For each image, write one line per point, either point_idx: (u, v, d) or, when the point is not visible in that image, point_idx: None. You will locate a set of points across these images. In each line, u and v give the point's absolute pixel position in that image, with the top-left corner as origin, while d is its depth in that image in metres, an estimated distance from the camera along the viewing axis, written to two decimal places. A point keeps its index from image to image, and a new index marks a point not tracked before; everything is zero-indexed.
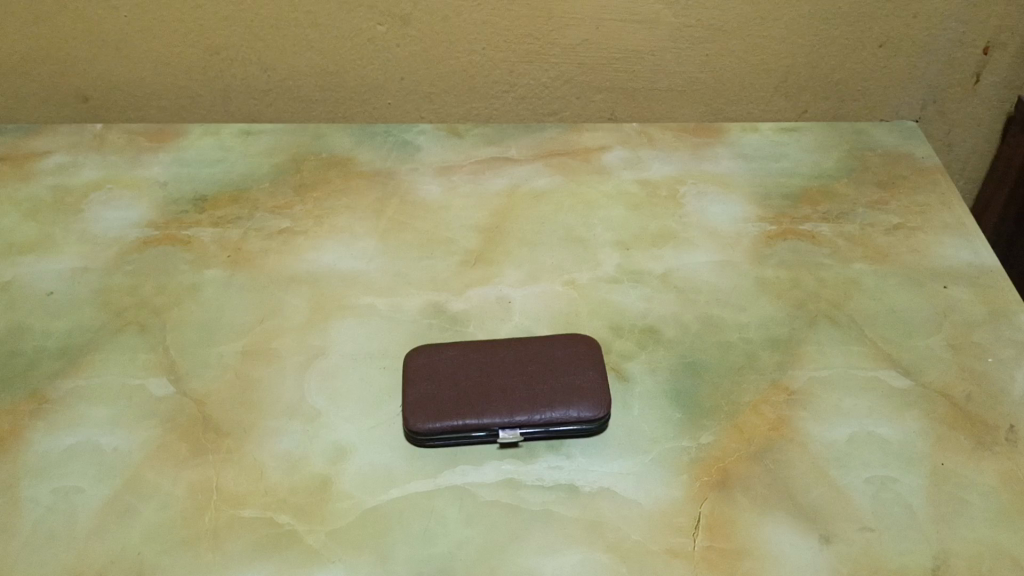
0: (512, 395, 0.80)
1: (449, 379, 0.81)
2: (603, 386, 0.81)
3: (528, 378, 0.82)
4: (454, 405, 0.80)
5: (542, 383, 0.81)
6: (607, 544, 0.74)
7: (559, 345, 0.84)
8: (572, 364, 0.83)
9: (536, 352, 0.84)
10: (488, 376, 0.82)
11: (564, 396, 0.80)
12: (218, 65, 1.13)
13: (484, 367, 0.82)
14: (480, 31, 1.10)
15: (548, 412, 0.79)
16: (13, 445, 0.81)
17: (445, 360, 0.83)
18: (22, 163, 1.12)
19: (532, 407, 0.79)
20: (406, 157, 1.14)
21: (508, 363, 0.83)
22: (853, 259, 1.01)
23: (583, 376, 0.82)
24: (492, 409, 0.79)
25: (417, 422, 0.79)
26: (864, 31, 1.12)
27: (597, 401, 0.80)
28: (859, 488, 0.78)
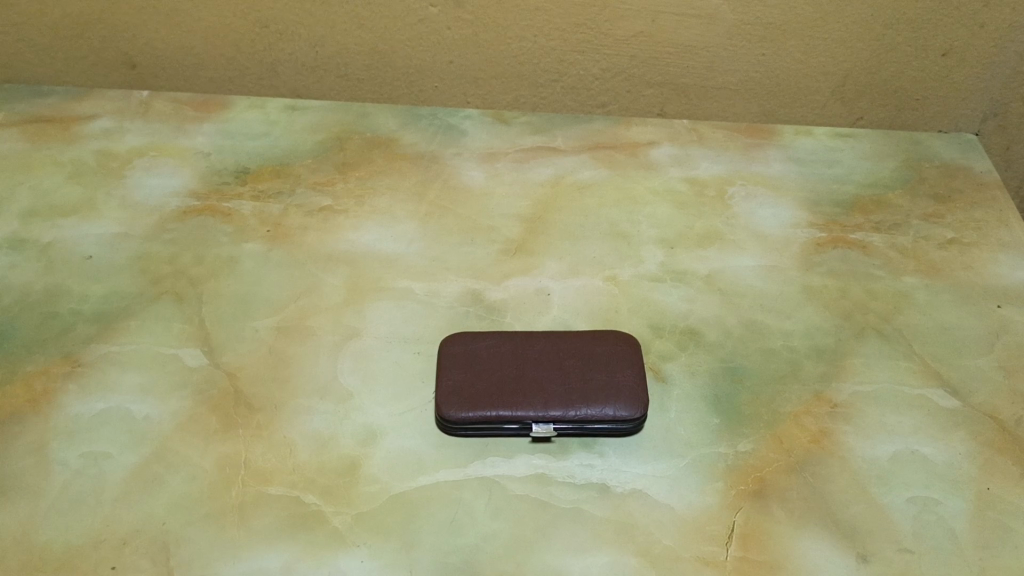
0: (547, 388, 0.79)
1: (483, 368, 0.80)
2: (641, 387, 0.79)
3: (565, 372, 0.80)
4: (487, 394, 0.78)
5: (579, 379, 0.79)
6: (637, 547, 0.72)
7: (598, 341, 0.82)
8: (611, 362, 0.81)
9: (574, 347, 0.82)
10: (524, 367, 0.80)
11: (600, 394, 0.78)
12: (267, 38, 1.12)
13: (520, 359, 0.81)
14: (533, 18, 1.08)
15: (584, 409, 0.77)
16: (44, 405, 0.81)
17: (480, 349, 0.81)
18: (69, 126, 1.13)
19: (567, 403, 0.78)
20: (451, 142, 1.13)
21: (545, 356, 0.81)
22: (905, 272, 0.98)
23: (621, 374, 0.80)
24: (526, 402, 0.78)
25: (449, 409, 0.77)
26: (928, 38, 1.09)
27: (634, 402, 0.78)
28: (901, 507, 0.76)
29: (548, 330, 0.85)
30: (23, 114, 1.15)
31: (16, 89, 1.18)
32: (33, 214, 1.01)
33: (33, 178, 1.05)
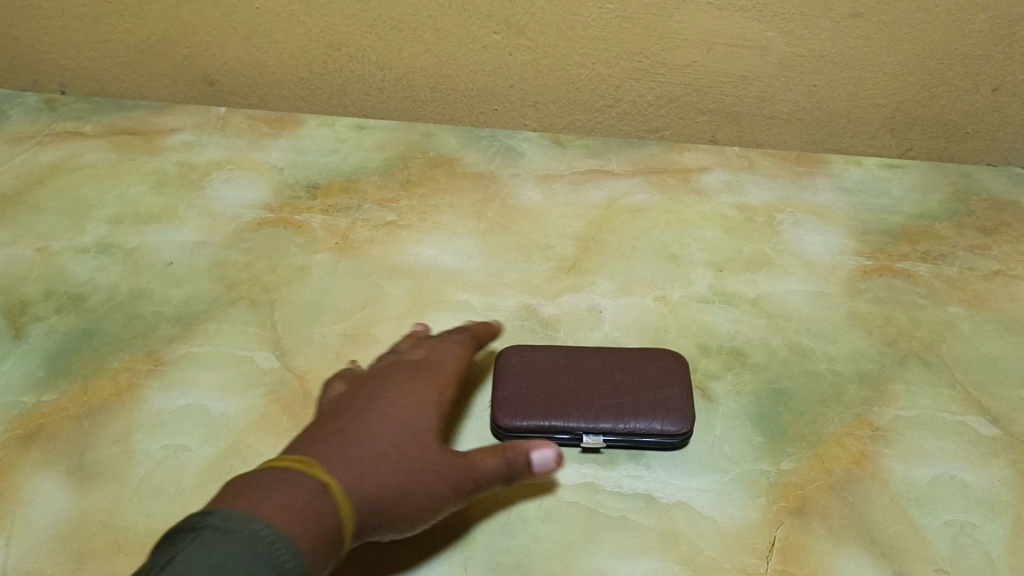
0: (598, 402, 0.82)
1: (538, 381, 0.84)
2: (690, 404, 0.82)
3: (616, 387, 0.84)
4: (540, 405, 0.82)
5: (630, 394, 0.83)
6: (680, 556, 0.75)
7: (649, 358, 0.86)
8: (660, 378, 0.84)
9: (625, 363, 0.86)
10: (577, 382, 0.84)
11: (649, 410, 0.82)
12: (338, 60, 1.18)
13: (573, 372, 0.85)
14: (593, 46, 1.12)
15: (633, 422, 0.81)
16: (129, 398, 0.87)
17: (535, 364, 0.86)
18: (152, 139, 1.21)
19: (618, 416, 0.81)
20: (510, 163, 1.19)
21: (597, 371, 0.85)
22: (950, 302, 1.00)
23: (670, 391, 0.83)
24: (579, 414, 0.81)
25: (503, 418, 0.81)
26: (978, 73, 1.11)
27: (683, 418, 0.82)
28: (938, 529, 0.78)
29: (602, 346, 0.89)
30: (110, 126, 1.23)
31: (104, 103, 1.27)
32: (119, 220, 1.08)
33: (119, 188, 1.13)
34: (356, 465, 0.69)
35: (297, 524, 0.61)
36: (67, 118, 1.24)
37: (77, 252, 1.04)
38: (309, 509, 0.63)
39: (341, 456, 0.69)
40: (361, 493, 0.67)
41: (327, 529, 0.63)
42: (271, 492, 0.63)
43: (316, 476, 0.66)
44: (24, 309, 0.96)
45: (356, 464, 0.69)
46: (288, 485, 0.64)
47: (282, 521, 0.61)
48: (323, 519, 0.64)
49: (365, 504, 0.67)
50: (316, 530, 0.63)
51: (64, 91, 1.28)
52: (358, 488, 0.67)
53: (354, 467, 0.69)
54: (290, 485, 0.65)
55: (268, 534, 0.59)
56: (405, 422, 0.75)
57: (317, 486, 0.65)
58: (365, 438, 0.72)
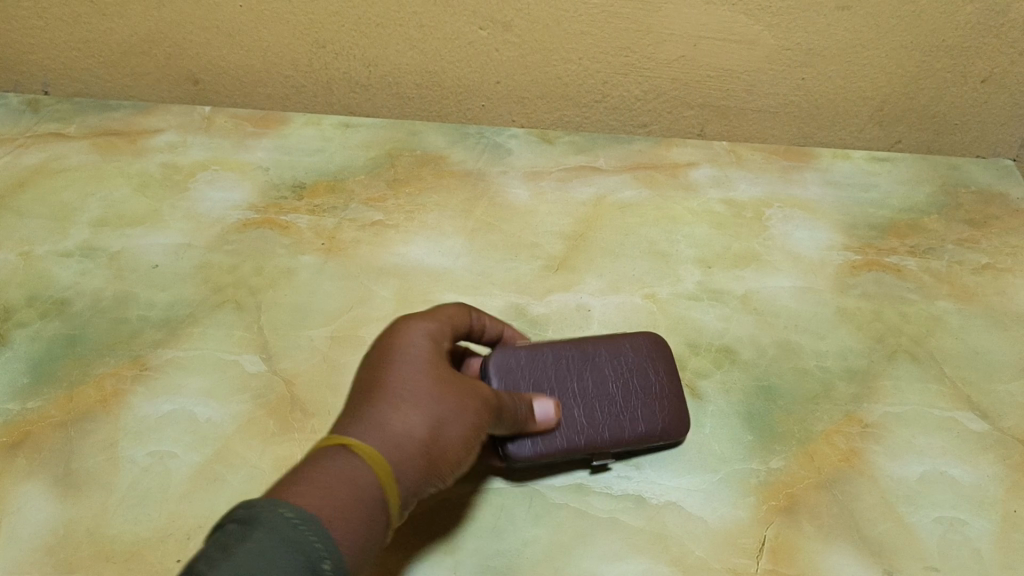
0: (601, 418, 0.81)
1: (536, 401, 0.80)
2: (686, 413, 0.83)
3: (612, 398, 0.82)
4: (545, 428, 0.79)
5: (622, 404, 0.82)
6: (670, 557, 0.75)
7: (628, 354, 0.85)
8: (648, 378, 0.84)
9: (610, 364, 0.84)
10: (575, 395, 0.82)
11: (650, 424, 0.81)
12: (323, 57, 1.17)
13: (565, 387, 0.82)
14: (579, 42, 1.11)
15: (640, 437, 0.80)
16: (114, 405, 0.86)
17: (529, 380, 0.81)
18: (136, 139, 1.21)
19: (621, 431, 0.80)
20: (497, 160, 1.18)
21: (588, 383, 0.83)
22: (938, 296, 1.00)
23: (664, 392, 0.83)
24: (585, 436, 0.80)
25: (510, 451, 0.77)
26: (966, 65, 1.11)
27: (683, 431, 0.82)
28: (927, 527, 0.77)
29: (587, 342, 0.85)
30: (93, 127, 1.22)
31: (86, 103, 1.26)
32: (103, 224, 1.07)
33: (103, 190, 1.12)
34: (401, 434, 0.62)
35: (323, 495, 0.56)
36: (50, 119, 1.23)
37: (60, 257, 1.03)
38: (354, 495, 0.57)
39: (379, 427, 0.62)
40: (404, 467, 0.62)
41: (375, 513, 0.58)
42: (306, 482, 0.57)
43: (358, 456, 0.59)
44: (7, 315, 0.95)
45: (399, 433, 0.62)
46: (323, 471, 0.58)
47: (333, 519, 0.55)
48: (368, 505, 0.58)
49: (408, 478, 0.62)
50: (365, 520, 0.57)
51: (47, 92, 1.27)
52: (399, 462, 0.61)
53: (397, 435, 0.62)
54: (327, 472, 0.58)
55: (325, 535, 0.54)
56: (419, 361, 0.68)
57: (357, 466, 0.59)
58: (407, 399, 0.64)
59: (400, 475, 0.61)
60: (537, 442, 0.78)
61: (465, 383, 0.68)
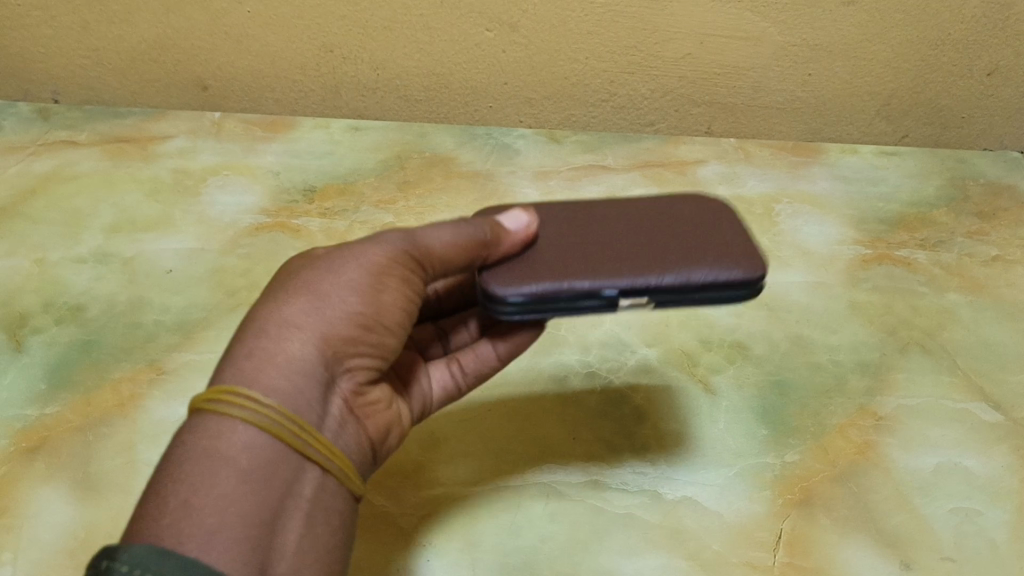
0: (638, 258, 0.65)
1: (551, 249, 0.67)
2: (751, 244, 0.67)
3: (651, 228, 0.68)
4: (557, 270, 0.64)
5: (661, 246, 0.66)
6: (687, 552, 0.74)
7: (682, 205, 0.71)
8: (700, 219, 0.70)
9: (658, 219, 0.70)
10: (604, 232, 0.68)
11: (710, 261, 0.65)
12: (331, 61, 1.17)
13: (597, 221, 0.70)
14: (585, 41, 1.12)
15: (684, 265, 0.64)
16: (131, 408, 0.86)
17: (539, 236, 0.68)
18: (147, 146, 1.22)
19: (660, 269, 0.64)
20: (506, 160, 1.19)
21: (623, 237, 0.67)
22: (949, 289, 1.01)
23: (719, 233, 0.68)
24: (611, 274, 0.64)
25: (505, 288, 0.63)
26: (972, 58, 1.11)
27: (754, 262, 0.65)
28: (942, 517, 0.77)
29: (625, 204, 0.72)
30: (104, 135, 1.23)
31: (96, 111, 1.27)
32: (115, 230, 1.08)
33: (115, 197, 1.13)
34: (276, 341, 0.57)
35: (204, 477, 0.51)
36: (60, 127, 1.24)
37: (75, 263, 1.03)
38: (242, 464, 0.52)
39: (260, 342, 0.57)
40: (304, 363, 0.57)
41: (280, 453, 0.54)
42: (187, 462, 0.51)
43: (240, 392, 0.54)
44: (23, 321, 0.96)
45: (278, 341, 0.57)
46: (203, 437, 0.53)
47: (215, 511, 0.50)
48: (269, 447, 0.54)
49: (314, 377, 0.58)
50: (264, 481, 0.52)
51: (56, 100, 1.28)
52: (296, 366, 0.57)
53: (279, 344, 0.57)
54: (208, 437, 0.53)
55: (207, 535, 0.48)
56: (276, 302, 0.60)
57: (245, 410, 0.53)
58: (287, 296, 0.60)
59: (300, 382, 0.57)
60: (515, 263, 0.65)
61: (348, 257, 0.62)
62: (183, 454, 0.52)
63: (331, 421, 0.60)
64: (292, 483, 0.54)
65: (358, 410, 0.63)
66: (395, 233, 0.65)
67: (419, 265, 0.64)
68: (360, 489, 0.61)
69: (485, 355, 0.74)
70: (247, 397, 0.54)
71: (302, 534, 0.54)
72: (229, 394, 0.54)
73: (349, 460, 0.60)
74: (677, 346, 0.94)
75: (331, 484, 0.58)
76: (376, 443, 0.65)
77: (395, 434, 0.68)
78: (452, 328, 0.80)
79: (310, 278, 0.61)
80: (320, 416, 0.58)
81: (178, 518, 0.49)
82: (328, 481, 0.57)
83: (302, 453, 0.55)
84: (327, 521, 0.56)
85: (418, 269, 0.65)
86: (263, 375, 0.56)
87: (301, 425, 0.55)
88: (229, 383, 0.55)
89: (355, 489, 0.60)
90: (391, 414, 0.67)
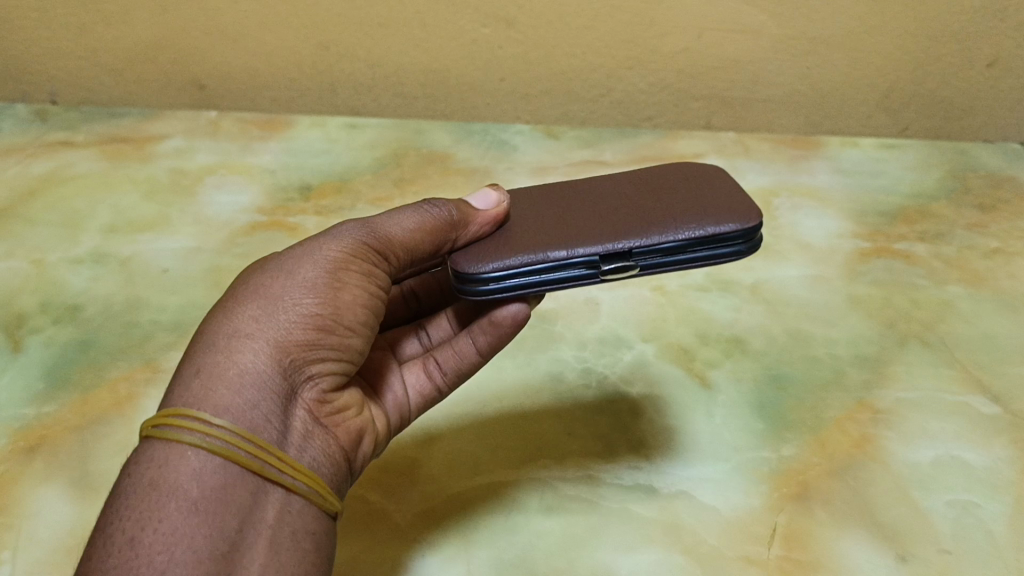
0: (616, 224, 0.66)
1: (525, 231, 0.68)
2: (741, 197, 0.66)
3: (636, 197, 0.69)
4: (529, 246, 0.66)
5: (644, 210, 0.67)
6: (683, 546, 0.74)
7: (669, 170, 0.72)
8: (687, 180, 0.70)
9: (644, 187, 0.70)
10: (584, 209, 0.69)
11: (691, 218, 0.65)
12: (328, 59, 1.17)
13: (580, 199, 0.71)
14: (582, 37, 1.11)
15: (666, 224, 0.64)
16: (127, 407, 0.86)
17: (508, 218, 0.70)
18: (144, 146, 1.23)
19: (640, 230, 0.64)
20: (503, 156, 1.19)
21: (606, 209, 0.69)
22: (948, 281, 1.00)
23: (706, 191, 0.68)
24: (585, 242, 0.65)
25: (476, 265, 0.65)
26: (972, 49, 1.10)
27: (740, 214, 0.64)
28: (941, 510, 0.76)
29: (610, 177, 0.73)
30: (101, 135, 1.25)
31: (93, 112, 1.29)
32: (112, 230, 1.09)
33: (113, 197, 1.14)
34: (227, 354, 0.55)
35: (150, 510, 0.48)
36: (59, 129, 1.25)
37: (72, 263, 1.04)
38: (192, 494, 0.49)
39: (210, 358, 0.55)
40: (259, 372, 0.56)
41: (237, 476, 0.51)
42: (134, 497, 0.49)
43: (187, 414, 0.52)
44: (20, 322, 0.96)
45: (229, 354, 0.55)
46: (150, 468, 0.50)
47: (163, 548, 0.47)
48: (223, 470, 0.51)
49: (271, 387, 0.56)
50: (218, 510, 0.49)
51: (55, 101, 1.29)
52: (250, 378, 0.55)
53: (231, 357, 0.55)
54: (154, 467, 0.50)
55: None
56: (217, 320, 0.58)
57: (194, 434, 0.51)
58: (238, 305, 0.58)
59: (256, 395, 0.55)
60: (487, 242, 0.68)
61: (304, 258, 0.62)
62: (128, 490, 0.49)
63: (294, 435, 0.57)
64: (253, 506, 0.52)
65: (324, 420, 0.61)
66: (354, 226, 0.66)
67: (378, 257, 0.65)
68: (333, 506, 0.58)
69: (464, 349, 0.72)
70: (196, 419, 0.51)
71: (269, 562, 0.51)
72: (176, 417, 0.52)
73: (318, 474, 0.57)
74: (674, 341, 0.94)
75: (299, 503, 0.55)
76: (348, 454, 0.62)
77: (367, 441, 0.66)
78: (431, 323, 0.82)
79: (263, 284, 0.60)
80: (280, 431, 0.56)
81: (124, 559, 0.46)
82: (296, 501, 0.55)
83: (262, 474, 0.52)
84: (297, 545, 0.53)
85: (377, 261, 0.65)
86: (214, 393, 0.53)
87: (257, 442, 0.53)
88: (177, 406, 0.53)
89: (328, 507, 0.57)
90: (361, 419, 0.65)
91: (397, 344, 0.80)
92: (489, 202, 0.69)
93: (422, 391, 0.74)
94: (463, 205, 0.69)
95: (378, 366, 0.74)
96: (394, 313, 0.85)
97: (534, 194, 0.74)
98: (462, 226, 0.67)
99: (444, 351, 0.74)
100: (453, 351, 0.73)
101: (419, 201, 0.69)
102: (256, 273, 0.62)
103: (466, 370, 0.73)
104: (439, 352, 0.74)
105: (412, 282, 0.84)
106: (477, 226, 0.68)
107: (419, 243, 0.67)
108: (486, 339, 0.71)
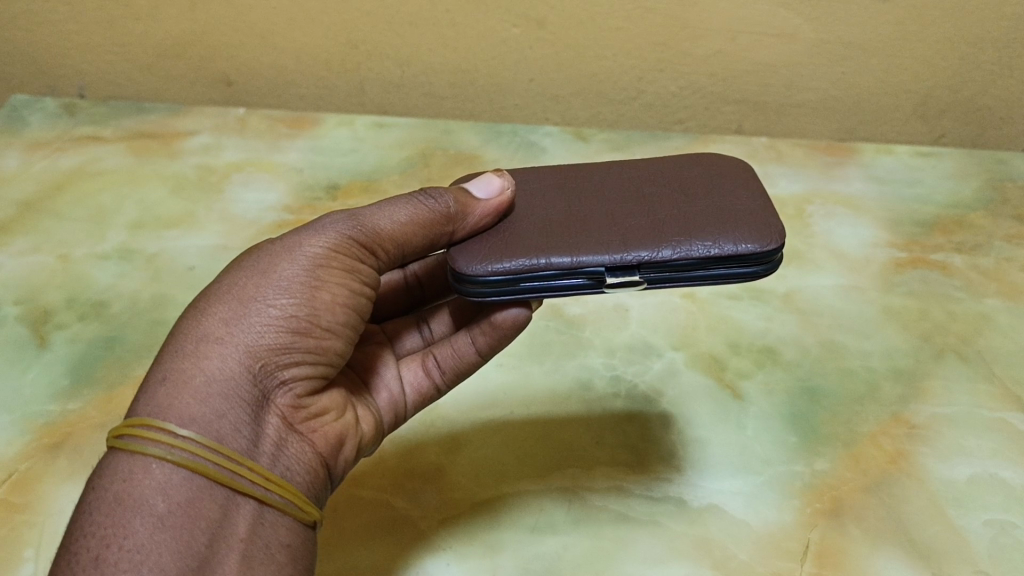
0: (628, 231, 0.64)
1: (531, 225, 0.66)
2: (765, 214, 0.64)
3: (654, 198, 0.67)
4: (533, 246, 0.63)
5: (662, 214, 0.65)
6: (714, 561, 0.72)
7: (693, 169, 0.70)
8: (711, 185, 0.68)
9: (664, 186, 0.68)
10: (596, 206, 0.67)
11: (711, 232, 0.63)
12: (357, 57, 1.16)
13: (594, 192, 0.69)
14: (614, 38, 1.09)
15: (684, 238, 0.62)
16: None
17: (511, 204, 0.68)
18: (171, 142, 1.22)
19: (657, 241, 0.62)
20: (532, 158, 1.18)
21: (621, 207, 0.66)
22: (986, 294, 0.98)
23: (730, 201, 0.66)
24: (594, 249, 0.62)
25: (475, 266, 0.63)
26: (1013, 57, 1.08)
27: (763, 234, 0.62)
28: (978, 530, 0.75)
29: (628, 170, 0.71)
30: (129, 130, 1.25)
31: (121, 107, 1.29)
32: (139, 226, 1.08)
33: (140, 193, 1.13)
34: (194, 361, 0.55)
35: (112, 527, 0.48)
36: (86, 123, 1.25)
37: (99, 259, 1.03)
38: (159, 509, 0.50)
39: (178, 364, 0.55)
40: (226, 379, 0.56)
41: (204, 489, 0.52)
42: (100, 512, 0.49)
43: (151, 425, 0.52)
44: (46, 318, 0.96)
45: (197, 360, 0.56)
46: (115, 482, 0.50)
47: (130, 565, 0.47)
48: (189, 483, 0.51)
49: (238, 395, 0.56)
50: (187, 525, 0.50)
51: (83, 95, 1.29)
52: (217, 386, 0.55)
53: (197, 363, 0.55)
54: (119, 481, 0.50)
55: None
56: (188, 321, 0.58)
57: (160, 446, 0.51)
58: (210, 307, 0.58)
59: (223, 404, 0.55)
60: (487, 236, 0.65)
61: (281, 256, 0.62)
62: (95, 506, 0.49)
63: (265, 443, 0.58)
64: (223, 520, 0.52)
65: (298, 425, 0.61)
66: (338, 219, 0.64)
67: (361, 252, 0.64)
68: (309, 515, 0.59)
69: (462, 348, 0.72)
70: (160, 429, 0.52)
71: None
72: (140, 428, 0.52)
73: (290, 483, 0.58)
74: (704, 349, 0.92)
75: (271, 514, 0.56)
76: (325, 461, 0.62)
77: (348, 446, 0.65)
78: (432, 317, 0.80)
79: (235, 285, 0.60)
80: (250, 440, 0.56)
81: None
82: (268, 513, 0.55)
83: (229, 485, 0.53)
84: (270, 557, 0.54)
85: (360, 258, 0.64)
86: (179, 402, 0.54)
87: (223, 452, 0.53)
88: (142, 414, 0.53)
89: (301, 517, 0.58)
90: (342, 423, 0.65)
91: (397, 337, 0.79)
92: (491, 189, 0.66)
93: (419, 390, 0.74)
94: (461, 195, 0.66)
95: (375, 364, 0.74)
96: (396, 300, 0.84)
97: (545, 179, 0.71)
98: (461, 218, 0.65)
99: (444, 349, 0.73)
100: (453, 349, 0.73)
101: (413, 192, 0.68)
102: (232, 271, 0.62)
103: (465, 370, 0.73)
104: (439, 349, 0.74)
105: (416, 268, 0.83)
106: (476, 217, 0.65)
107: (408, 236, 0.66)
108: (485, 341, 0.71)
